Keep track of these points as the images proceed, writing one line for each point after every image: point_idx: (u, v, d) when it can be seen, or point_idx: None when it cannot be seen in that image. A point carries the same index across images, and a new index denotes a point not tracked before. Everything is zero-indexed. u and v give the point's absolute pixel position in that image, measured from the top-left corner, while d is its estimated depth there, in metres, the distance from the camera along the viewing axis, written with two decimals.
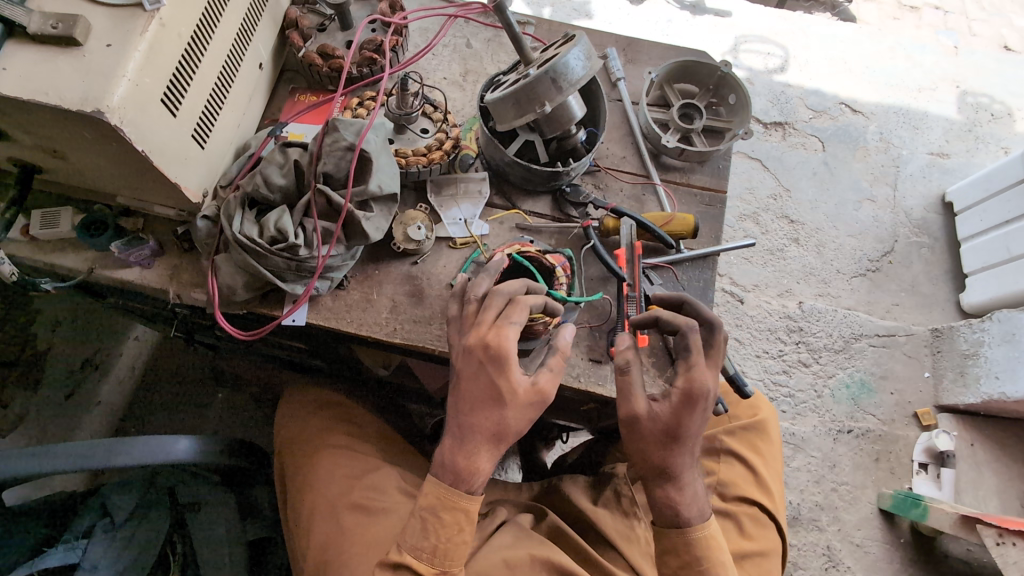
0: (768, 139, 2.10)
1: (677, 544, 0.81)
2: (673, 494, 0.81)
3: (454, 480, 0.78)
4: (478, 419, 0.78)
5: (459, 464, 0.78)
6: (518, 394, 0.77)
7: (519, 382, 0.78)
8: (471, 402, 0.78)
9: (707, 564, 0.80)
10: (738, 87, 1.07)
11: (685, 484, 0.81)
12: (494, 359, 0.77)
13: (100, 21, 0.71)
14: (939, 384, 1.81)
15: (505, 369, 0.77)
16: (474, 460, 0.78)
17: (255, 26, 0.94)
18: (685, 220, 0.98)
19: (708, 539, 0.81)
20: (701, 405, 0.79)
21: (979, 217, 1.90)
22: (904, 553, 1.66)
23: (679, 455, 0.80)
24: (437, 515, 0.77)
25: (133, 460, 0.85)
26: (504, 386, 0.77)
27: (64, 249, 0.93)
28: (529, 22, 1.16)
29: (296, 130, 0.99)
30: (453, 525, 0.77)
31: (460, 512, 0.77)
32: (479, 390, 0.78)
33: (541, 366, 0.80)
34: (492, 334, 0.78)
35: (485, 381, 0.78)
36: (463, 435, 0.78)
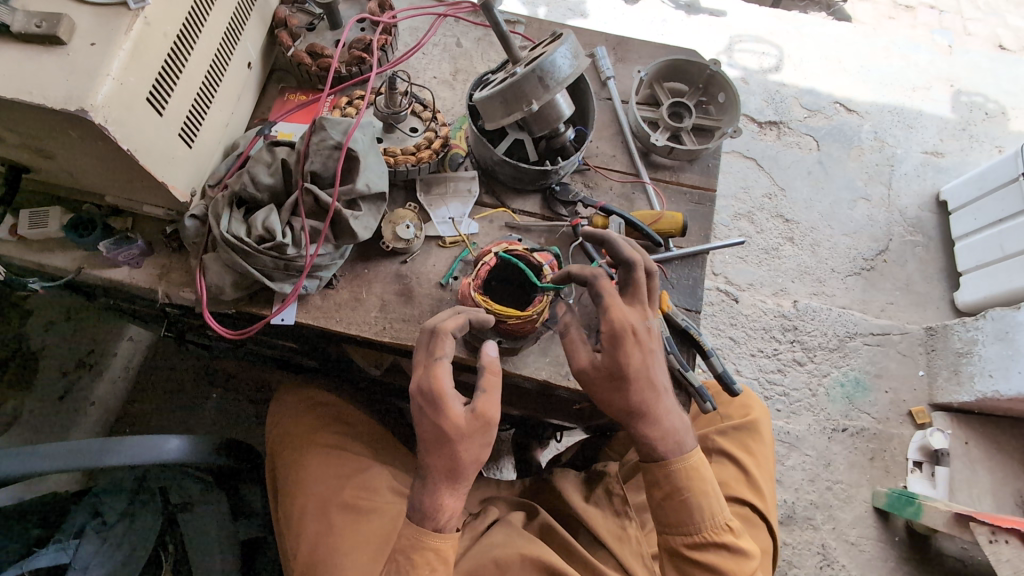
0: (762, 139, 2.11)
1: (659, 476, 0.85)
2: (649, 431, 0.85)
3: (421, 519, 0.81)
4: (432, 460, 0.81)
5: (425, 504, 0.81)
6: (461, 427, 0.80)
7: (458, 415, 0.80)
8: (425, 447, 0.82)
9: (691, 492, 0.84)
10: (727, 86, 1.07)
11: (656, 418, 0.85)
12: (432, 402, 0.79)
13: (84, 21, 0.71)
14: (934, 382, 1.81)
15: (441, 409, 0.79)
16: (437, 498, 0.81)
17: (243, 26, 0.94)
18: (674, 219, 0.98)
19: (692, 467, 0.85)
20: (630, 338, 0.82)
21: (973, 216, 1.90)
22: (899, 551, 1.66)
23: (634, 393, 0.83)
24: (406, 558, 0.79)
25: (126, 459, 0.85)
26: (446, 424, 0.79)
27: (53, 248, 0.93)
28: (519, 21, 1.16)
29: (285, 129, 0.99)
30: (423, 566, 0.79)
31: (430, 551, 0.80)
32: (430, 432, 0.81)
33: (478, 392, 0.82)
34: (428, 376, 0.80)
35: (429, 424, 0.80)
36: (423, 475, 0.82)
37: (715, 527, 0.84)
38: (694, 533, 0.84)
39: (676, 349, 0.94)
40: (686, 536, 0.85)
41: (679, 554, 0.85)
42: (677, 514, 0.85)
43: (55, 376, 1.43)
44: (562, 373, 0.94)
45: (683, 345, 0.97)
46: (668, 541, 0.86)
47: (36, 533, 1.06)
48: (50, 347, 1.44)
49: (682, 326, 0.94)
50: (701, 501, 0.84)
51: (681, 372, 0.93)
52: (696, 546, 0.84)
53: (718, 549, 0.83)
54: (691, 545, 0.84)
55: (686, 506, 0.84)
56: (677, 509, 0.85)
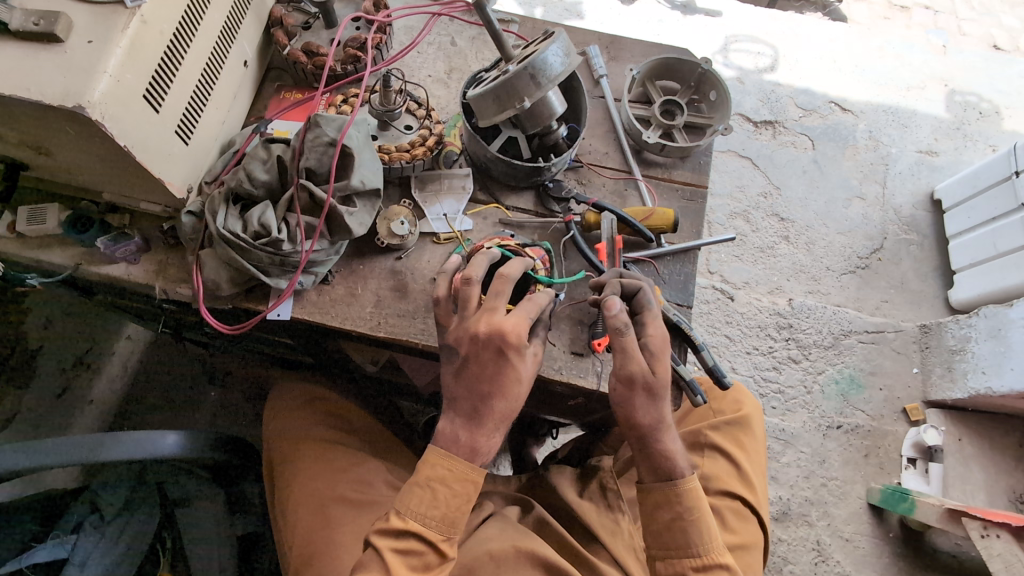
0: (758, 138, 2.12)
1: (670, 496, 0.85)
2: (663, 449, 0.85)
3: (467, 455, 0.80)
4: (493, 405, 0.80)
5: (475, 442, 0.80)
6: (530, 376, 0.82)
7: (530, 364, 0.82)
8: (483, 385, 0.81)
9: (696, 515, 0.84)
10: (719, 84, 1.08)
11: (672, 436, 0.86)
12: (515, 347, 0.80)
13: (81, 19, 0.72)
14: (928, 379, 1.82)
15: (518, 354, 0.80)
16: (486, 438, 0.80)
17: (239, 24, 0.95)
18: (665, 215, 0.99)
19: (697, 491, 0.85)
20: (665, 347, 0.85)
21: (966, 214, 1.92)
22: (893, 547, 1.67)
23: (658, 408, 0.84)
24: (445, 486, 0.78)
25: (123, 454, 0.86)
26: (518, 370, 0.80)
27: (51, 245, 0.94)
28: (513, 20, 1.17)
29: (281, 127, 1.00)
30: (461, 496, 0.79)
31: (468, 482, 0.79)
32: (496, 376, 0.80)
33: (536, 343, 0.85)
34: (510, 322, 0.80)
35: (501, 368, 0.80)
36: (478, 416, 0.80)
37: (717, 550, 0.84)
38: (699, 555, 0.84)
39: (667, 344, 0.95)
40: (692, 558, 0.85)
41: None
42: (681, 536, 0.84)
43: (54, 373, 1.45)
44: (555, 367, 0.94)
45: (675, 340, 0.98)
46: (673, 564, 0.85)
47: (33, 529, 1.07)
48: (48, 343, 1.46)
49: (674, 321, 0.95)
50: (705, 525, 0.84)
51: (672, 366, 0.94)
52: (698, 568, 0.84)
53: (721, 571, 0.84)
54: (695, 567, 0.84)
55: (691, 528, 0.84)
56: (684, 531, 0.84)
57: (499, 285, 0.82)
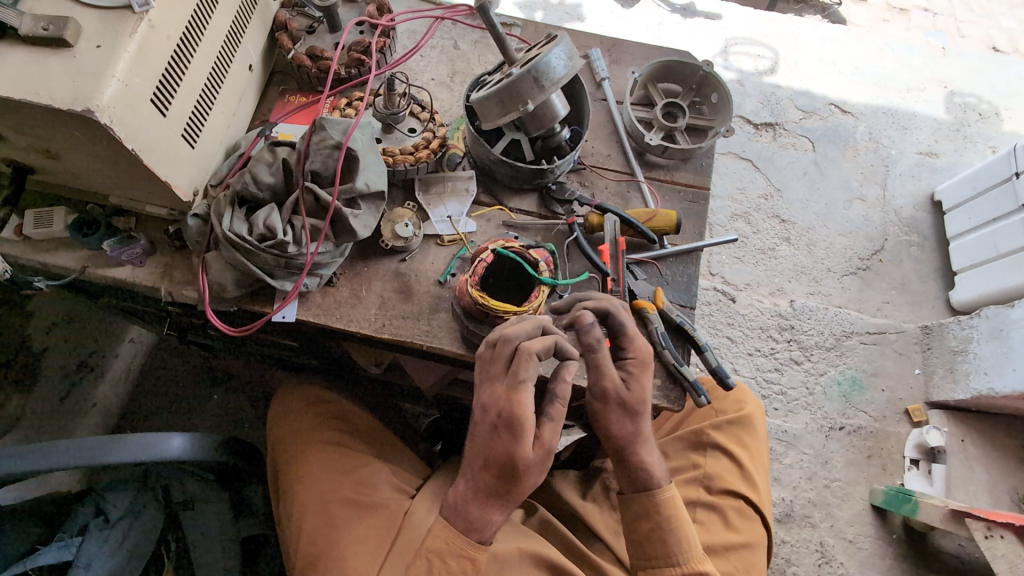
0: (758, 140, 2.13)
1: (644, 507, 0.88)
2: (639, 461, 0.88)
3: (465, 528, 0.84)
4: (492, 474, 0.83)
5: (472, 515, 0.84)
6: (528, 456, 0.81)
7: (530, 445, 0.81)
8: (487, 458, 0.83)
9: (674, 524, 0.86)
10: (720, 86, 1.09)
11: (646, 449, 0.89)
12: (508, 424, 0.80)
13: (90, 24, 0.72)
14: (930, 380, 1.82)
15: (518, 432, 0.80)
16: (486, 511, 0.84)
17: (245, 29, 0.96)
18: (668, 216, 1.00)
19: (673, 500, 0.87)
20: (643, 368, 0.87)
21: (967, 216, 1.93)
22: (896, 549, 1.67)
23: (633, 420, 0.87)
24: (443, 563, 0.83)
25: (129, 457, 0.87)
26: (517, 452, 0.81)
27: (57, 248, 0.95)
28: (515, 24, 1.18)
29: (285, 130, 1.01)
30: (458, 572, 0.83)
31: (466, 559, 0.83)
32: (494, 448, 0.82)
33: (546, 424, 0.84)
34: (509, 399, 0.80)
35: (499, 444, 0.82)
36: (477, 485, 0.84)
37: (694, 559, 0.85)
38: (678, 565, 0.85)
39: (670, 345, 0.95)
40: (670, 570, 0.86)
41: None
42: (661, 544, 0.86)
43: (58, 377, 1.46)
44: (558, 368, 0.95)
45: (678, 340, 0.98)
46: None
47: (38, 532, 1.07)
48: (52, 348, 1.47)
49: (676, 321, 0.96)
50: (680, 534, 0.86)
51: (675, 367, 0.95)
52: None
53: None
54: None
55: (667, 541, 0.86)
56: (662, 541, 0.86)
57: (499, 349, 0.82)
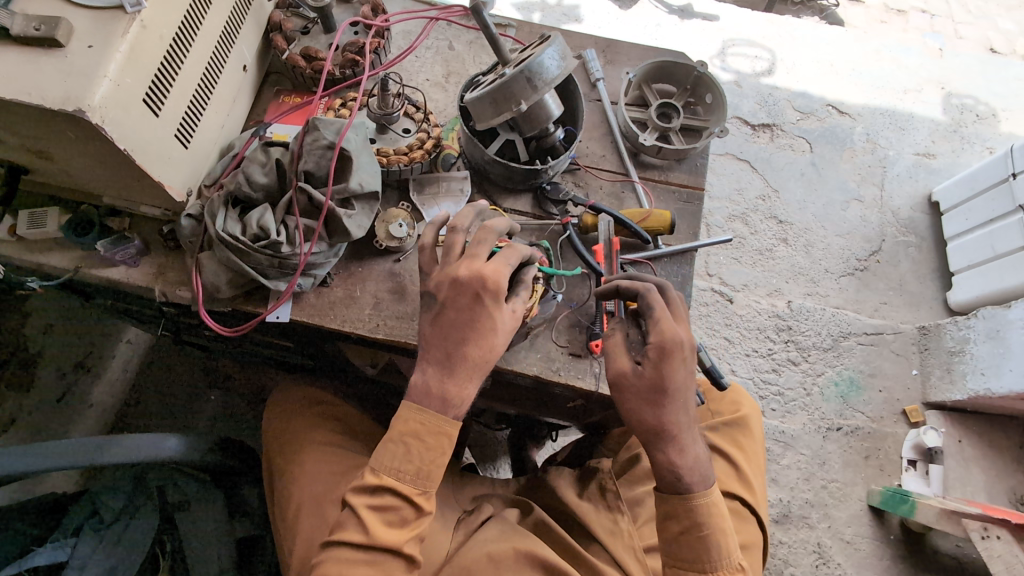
0: (756, 141, 2.13)
1: (678, 509, 0.82)
2: (673, 457, 0.83)
3: (441, 406, 0.79)
4: (468, 349, 0.80)
5: (447, 391, 0.79)
6: (506, 323, 0.82)
7: (506, 313, 0.83)
8: (462, 330, 0.81)
9: (712, 528, 0.81)
10: (715, 87, 1.09)
11: (683, 444, 0.84)
12: (490, 291, 0.81)
13: (82, 24, 0.73)
14: (927, 381, 1.82)
15: (496, 303, 0.81)
16: (460, 383, 0.80)
17: (238, 29, 0.96)
18: (662, 217, 1.00)
19: (714, 503, 0.82)
20: (677, 356, 0.82)
21: (964, 216, 1.93)
22: (894, 550, 1.67)
23: (668, 410, 0.83)
24: (419, 439, 0.78)
25: (121, 457, 0.87)
26: (497, 318, 0.81)
27: (52, 248, 0.95)
28: (510, 24, 1.17)
29: (279, 131, 1.01)
30: (436, 449, 0.78)
31: (444, 436, 0.78)
32: (470, 319, 0.81)
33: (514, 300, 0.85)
34: (488, 268, 0.81)
35: (477, 310, 0.80)
36: (451, 362, 0.80)
37: (730, 566, 0.81)
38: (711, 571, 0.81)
39: None
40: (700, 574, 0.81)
41: None
42: (694, 551, 0.81)
43: (54, 379, 1.45)
44: (553, 368, 0.95)
45: None
46: None
47: (33, 533, 1.07)
48: (48, 351, 1.46)
49: None
50: (720, 540, 0.81)
51: None
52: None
53: None
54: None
55: (703, 543, 0.81)
56: (695, 546, 0.81)
57: (484, 234, 0.85)
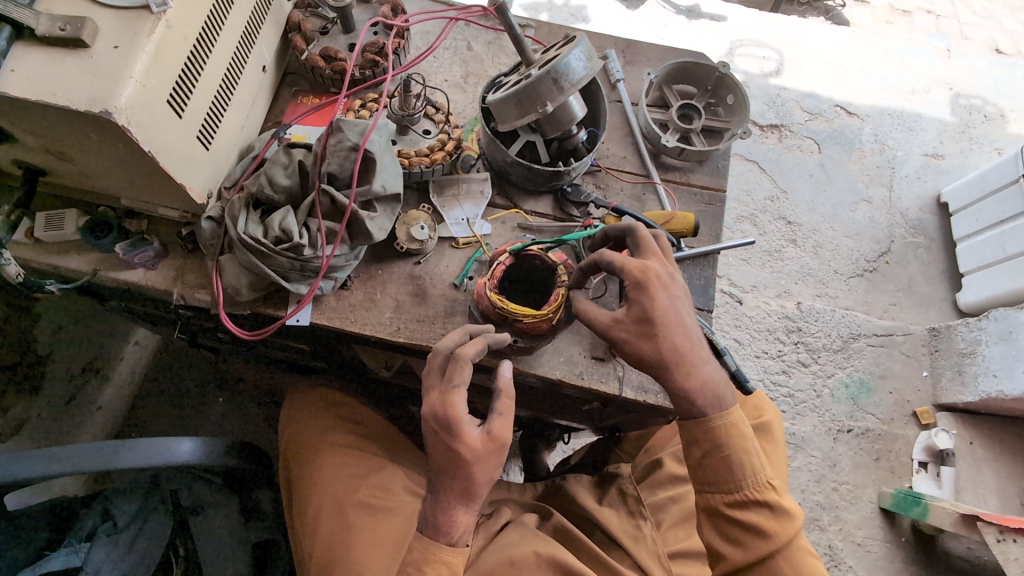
0: (764, 142, 2.12)
1: (697, 434, 0.83)
2: (683, 383, 0.81)
3: (433, 534, 0.79)
4: (450, 480, 0.78)
5: (438, 520, 0.79)
6: (476, 450, 0.77)
7: (474, 436, 0.77)
8: (440, 465, 0.79)
9: (734, 447, 0.81)
10: (737, 88, 1.08)
11: (690, 369, 0.82)
12: (445, 426, 0.77)
13: (108, 24, 0.71)
14: (938, 383, 1.82)
15: (454, 433, 0.76)
16: (450, 514, 0.79)
17: (259, 30, 0.95)
18: (686, 218, 0.98)
19: (725, 423, 0.82)
20: (654, 284, 0.81)
21: (974, 217, 1.92)
22: (905, 552, 1.66)
23: (665, 340, 0.81)
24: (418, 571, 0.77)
25: (137, 461, 0.85)
26: (463, 452, 0.77)
27: (69, 251, 0.94)
28: (529, 25, 1.16)
29: (299, 132, 1.00)
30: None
31: (443, 565, 0.77)
32: (443, 455, 0.78)
33: (492, 414, 0.80)
34: (443, 400, 0.77)
35: (443, 447, 0.78)
36: (436, 493, 0.79)
37: (757, 485, 0.81)
38: (740, 490, 0.82)
39: None
40: (728, 493, 0.82)
41: (720, 513, 0.83)
42: (718, 471, 0.82)
43: (62, 380, 1.44)
44: (576, 372, 0.94)
45: None
46: (710, 500, 0.84)
47: (45, 538, 1.06)
48: (58, 352, 1.45)
49: None
50: (741, 458, 0.81)
51: None
52: (739, 505, 0.82)
53: (763, 507, 0.81)
54: (733, 503, 0.82)
55: (727, 462, 0.81)
56: (719, 467, 0.82)
57: (457, 368, 0.78)
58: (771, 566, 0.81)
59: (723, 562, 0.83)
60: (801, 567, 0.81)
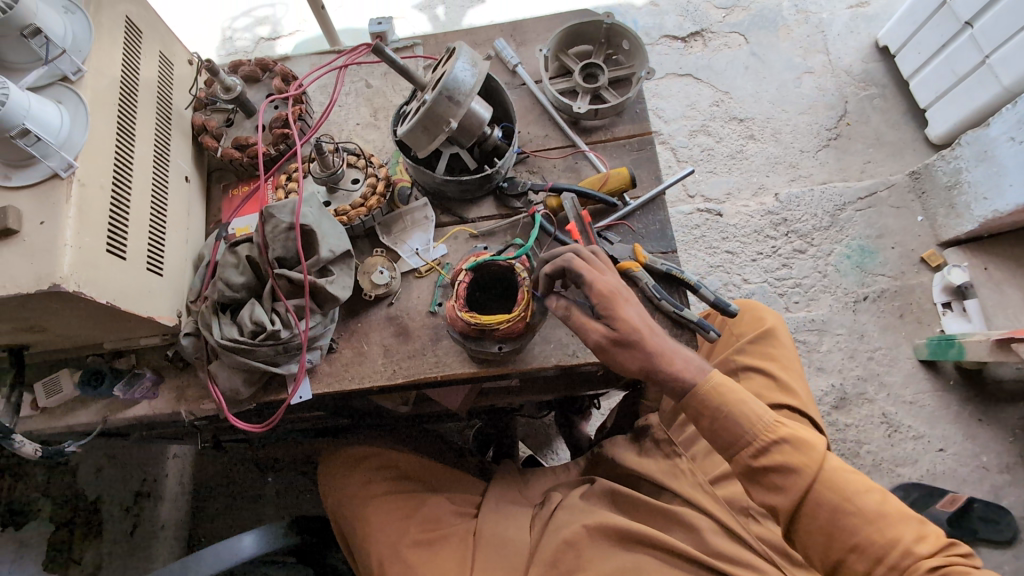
0: (691, 52, 2.11)
1: (697, 408, 0.86)
2: (669, 369, 0.85)
3: None
4: None
5: None
6: None
7: None
8: None
9: (729, 405, 0.85)
10: (627, 33, 1.08)
11: (671, 356, 0.86)
12: None
13: (27, 204, 0.75)
14: (935, 223, 1.82)
15: None
16: None
17: (168, 146, 0.98)
18: (620, 174, 1.01)
19: (717, 385, 0.86)
20: (619, 297, 0.86)
21: (916, 50, 1.91)
22: (958, 393, 1.68)
23: (644, 339, 0.85)
24: None
25: (208, 568, 0.92)
26: None
27: (75, 408, 0.98)
28: (415, 43, 1.17)
29: (240, 224, 1.03)
30: None
31: None
32: None
33: None
34: None
35: None
36: None
37: (767, 427, 0.85)
38: (753, 441, 0.85)
39: (665, 295, 0.95)
40: (748, 448, 0.85)
41: (749, 467, 0.85)
42: (728, 432, 0.86)
43: (120, 514, 1.49)
44: (570, 352, 0.97)
45: (672, 288, 1.00)
46: (736, 460, 0.86)
47: None
48: (104, 493, 1.47)
49: (664, 271, 0.97)
50: (741, 412, 0.85)
51: (677, 314, 0.94)
52: (762, 453, 0.84)
53: (782, 446, 0.84)
54: (755, 455, 0.85)
55: (730, 421, 0.85)
56: (726, 428, 0.85)
57: None
58: (814, 501, 0.83)
59: (777, 513, 0.85)
60: (842, 483, 0.83)
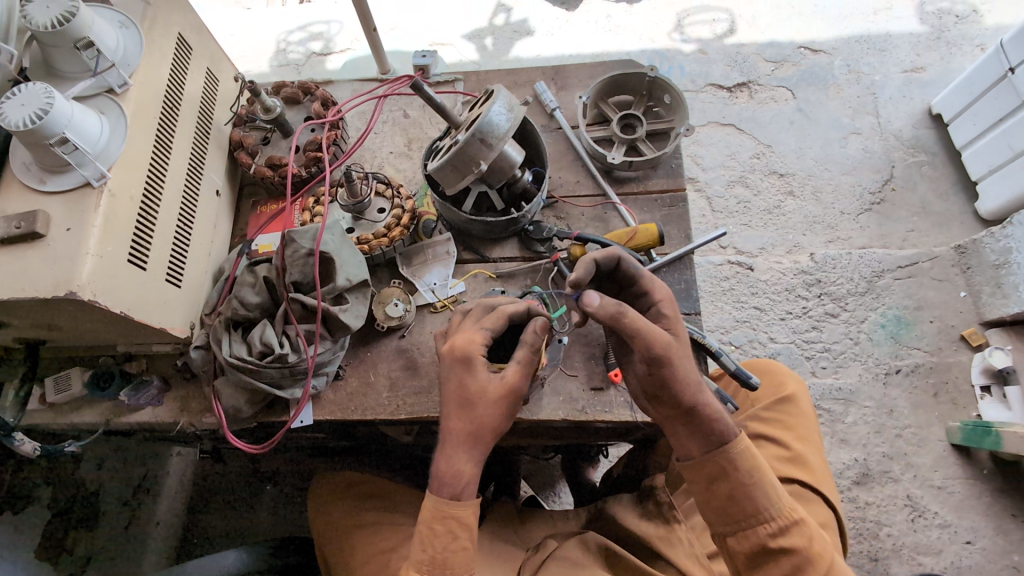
0: (735, 102, 2.09)
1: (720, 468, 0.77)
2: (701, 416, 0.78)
3: None
4: None
5: None
6: None
7: None
8: None
9: (757, 477, 0.76)
10: (670, 87, 1.07)
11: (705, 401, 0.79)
12: None
13: (58, 210, 0.77)
14: (978, 301, 1.73)
15: None
16: None
17: (204, 159, 0.99)
18: (649, 231, 0.98)
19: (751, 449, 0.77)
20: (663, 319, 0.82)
21: (971, 122, 1.84)
22: (992, 484, 1.57)
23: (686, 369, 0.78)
24: None
25: None
26: None
27: (80, 407, 0.99)
28: (457, 78, 1.19)
29: (263, 241, 1.04)
30: None
31: None
32: None
33: None
34: None
35: None
36: None
37: (787, 507, 0.76)
38: (773, 519, 0.76)
39: None
40: (765, 525, 0.76)
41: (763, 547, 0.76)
42: (749, 503, 0.76)
43: (118, 508, 1.49)
44: (578, 408, 0.94)
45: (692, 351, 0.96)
46: (753, 536, 0.76)
47: None
48: (105, 483, 1.47)
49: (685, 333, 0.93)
50: (765, 485, 0.76)
51: None
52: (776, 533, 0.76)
53: (799, 528, 0.76)
54: (772, 534, 0.76)
55: (754, 492, 0.76)
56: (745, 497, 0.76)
57: None
58: None
59: None
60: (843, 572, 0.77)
